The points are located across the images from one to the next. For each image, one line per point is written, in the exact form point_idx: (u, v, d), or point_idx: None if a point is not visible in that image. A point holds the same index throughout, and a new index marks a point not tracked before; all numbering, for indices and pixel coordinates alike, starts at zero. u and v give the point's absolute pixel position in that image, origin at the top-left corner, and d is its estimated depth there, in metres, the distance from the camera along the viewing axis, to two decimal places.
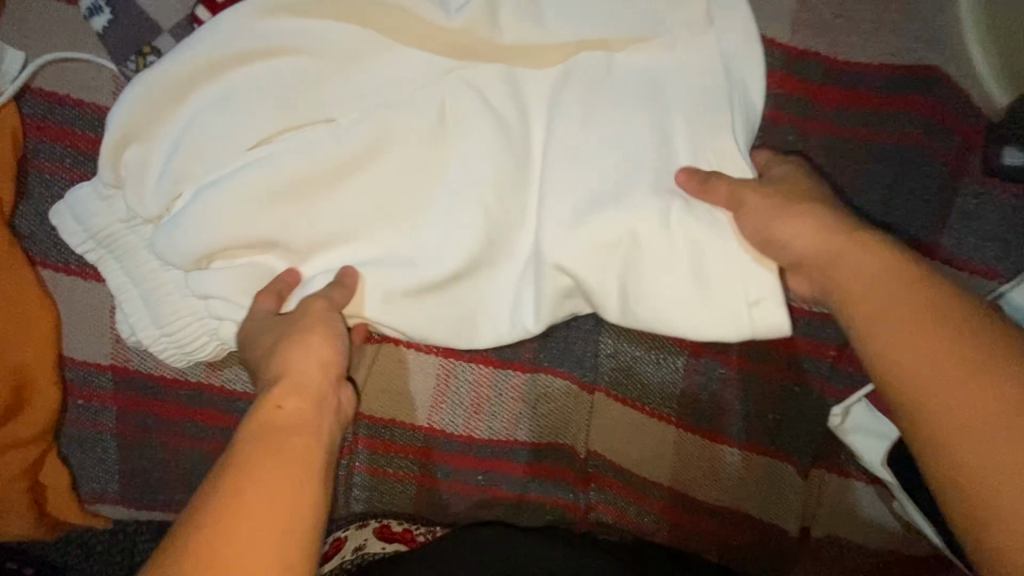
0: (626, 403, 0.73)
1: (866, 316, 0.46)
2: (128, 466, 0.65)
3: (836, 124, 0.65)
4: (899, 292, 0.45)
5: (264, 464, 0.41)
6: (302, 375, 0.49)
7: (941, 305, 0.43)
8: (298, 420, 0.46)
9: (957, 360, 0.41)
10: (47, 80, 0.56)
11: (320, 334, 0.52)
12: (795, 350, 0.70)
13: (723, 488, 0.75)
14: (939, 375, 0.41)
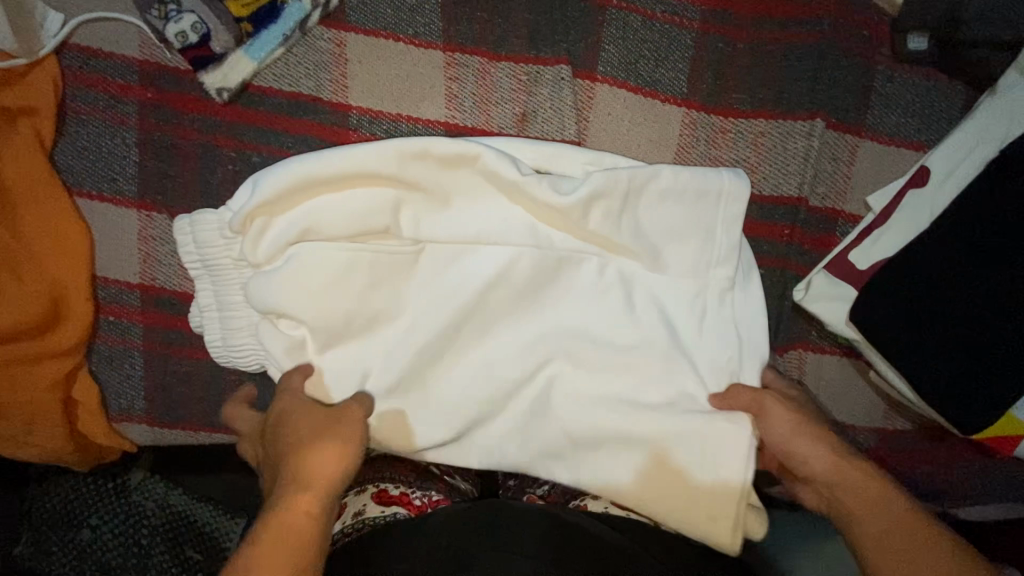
0: None
1: (860, 512, 0.56)
2: (153, 383, 0.70)
3: (759, 29, 0.74)
4: (880, 498, 0.56)
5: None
6: (324, 481, 0.54)
7: (899, 504, 0.55)
8: (303, 527, 0.51)
9: (916, 551, 0.52)
10: (83, 37, 0.67)
11: (351, 428, 0.58)
12: (757, 234, 0.75)
13: None
14: (912, 558, 0.52)
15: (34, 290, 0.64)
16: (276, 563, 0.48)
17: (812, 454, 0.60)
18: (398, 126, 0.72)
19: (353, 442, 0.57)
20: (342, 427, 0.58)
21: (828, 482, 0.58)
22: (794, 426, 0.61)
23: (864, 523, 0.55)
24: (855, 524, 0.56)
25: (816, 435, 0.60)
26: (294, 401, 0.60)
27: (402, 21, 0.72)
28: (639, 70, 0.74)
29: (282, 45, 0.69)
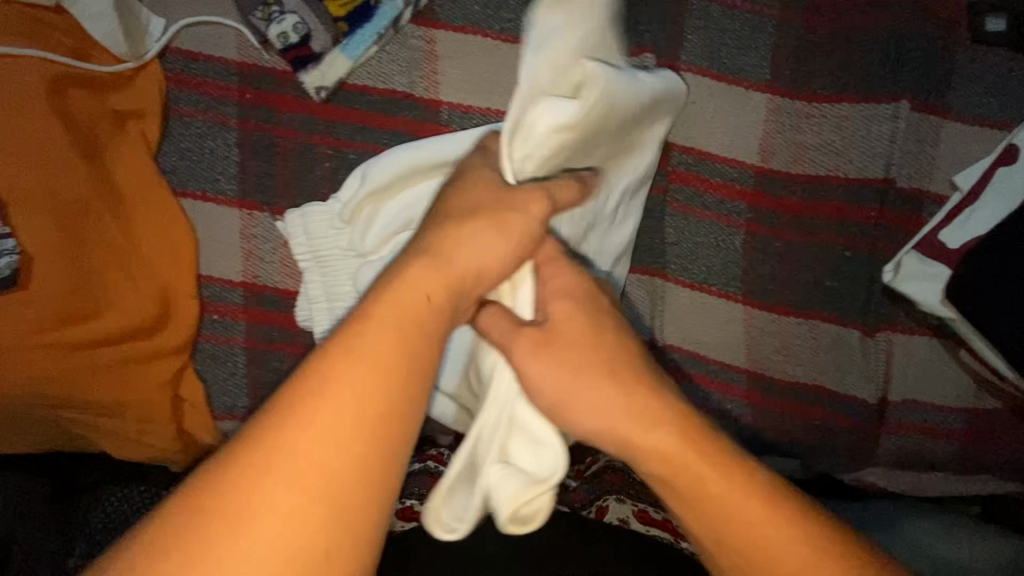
0: (694, 287, 0.77)
1: (700, 497, 0.48)
2: (254, 381, 0.70)
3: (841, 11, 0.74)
4: (733, 484, 0.47)
5: (373, 363, 0.40)
6: (458, 270, 0.46)
7: (741, 487, 0.47)
8: (402, 335, 0.41)
9: (775, 542, 0.46)
10: (183, 40, 0.68)
11: (504, 245, 0.48)
12: (843, 216, 0.76)
13: (797, 362, 0.78)
14: (760, 554, 0.46)
15: (146, 289, 0.64)
16: (384, 349, 0.40)
17: (627, 425, 0.49)
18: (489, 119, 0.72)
19: (523, 243, 0.49)
20: (509, 214, 0.48)
21: (661, 464, 0.49)
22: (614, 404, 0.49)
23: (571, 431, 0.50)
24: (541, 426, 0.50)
25: (585, 407, 0.49)
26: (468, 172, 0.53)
27: (490, 16, 0.73)
28: (722, 57, 0.74)
29: (377, 43, 0.70)
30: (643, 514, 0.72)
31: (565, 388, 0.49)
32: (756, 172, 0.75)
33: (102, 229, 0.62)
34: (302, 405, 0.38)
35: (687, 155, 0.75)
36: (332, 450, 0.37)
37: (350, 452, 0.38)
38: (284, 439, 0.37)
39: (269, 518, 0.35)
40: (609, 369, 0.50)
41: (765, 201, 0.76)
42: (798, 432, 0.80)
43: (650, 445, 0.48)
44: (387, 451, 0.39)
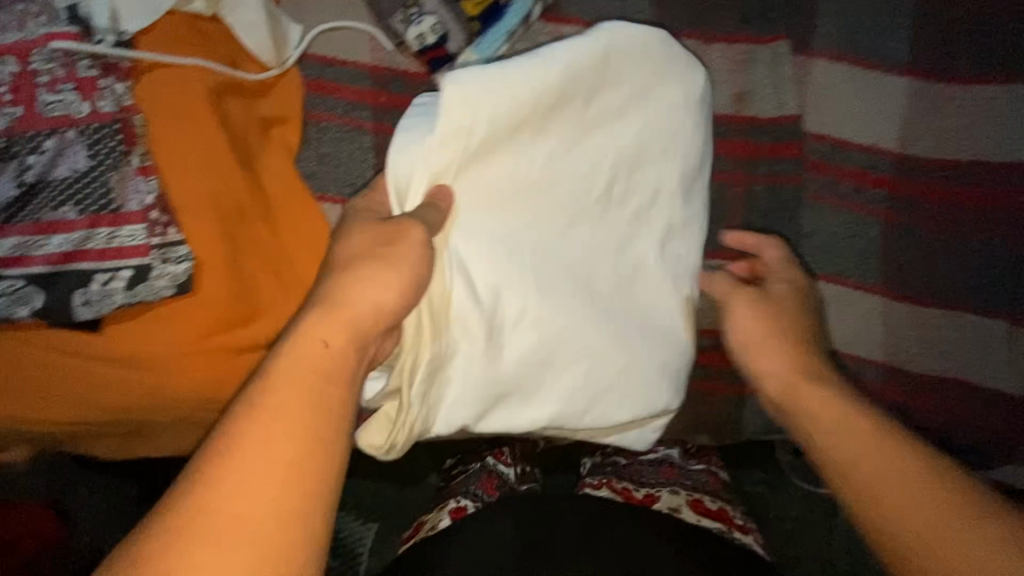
0: (829, 279, 0.75)
1: (835, 437, 0.56)
2: None
3: None
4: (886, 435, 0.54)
5: (302, 403, 0.43)
6: (360, 323, 0.48)
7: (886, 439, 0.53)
8: (298, 370, 0.44)
9: (910, 491, 0.50)
10: (320, 46, 0.69)
11: (389, 277, 0.50)
12: (990, 201, 0.72)
13: (938, 355, 0.76)
14: (892, 501, 0.50)
15: (295, 293, 0.63)
16: (303, 394, 0.43)
17: (796, 369, 0.62)
18: None
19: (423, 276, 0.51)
20: (405, 252, 0.51)
21: (821, 408, 0.58)
22: (791, 361, 0.63)
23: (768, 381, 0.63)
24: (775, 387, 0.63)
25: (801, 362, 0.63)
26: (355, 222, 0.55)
27: (617, 10, 0.72)
28: (859, 42, 0.72)
29: (508, 41, 0.69)
30: (694, 502, 0.77)
31: (761, 337, 0.65)
32: (895, 159, 0.73)
33: (255, 234, 0.62)
34: (210, 457, 0.40)
35: (820, 143, 0.73)
36: (273, 485, 0.40)
37: (292, 487, 0.40)
38: (235, 479, 0.40)
39: (214, 555, 0.37)
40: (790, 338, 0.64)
41: (904, 188, 0.73)
42: (937, 429, 0.77)
43: (825, 395, 0.59)
44: (310, 482, 0.41)
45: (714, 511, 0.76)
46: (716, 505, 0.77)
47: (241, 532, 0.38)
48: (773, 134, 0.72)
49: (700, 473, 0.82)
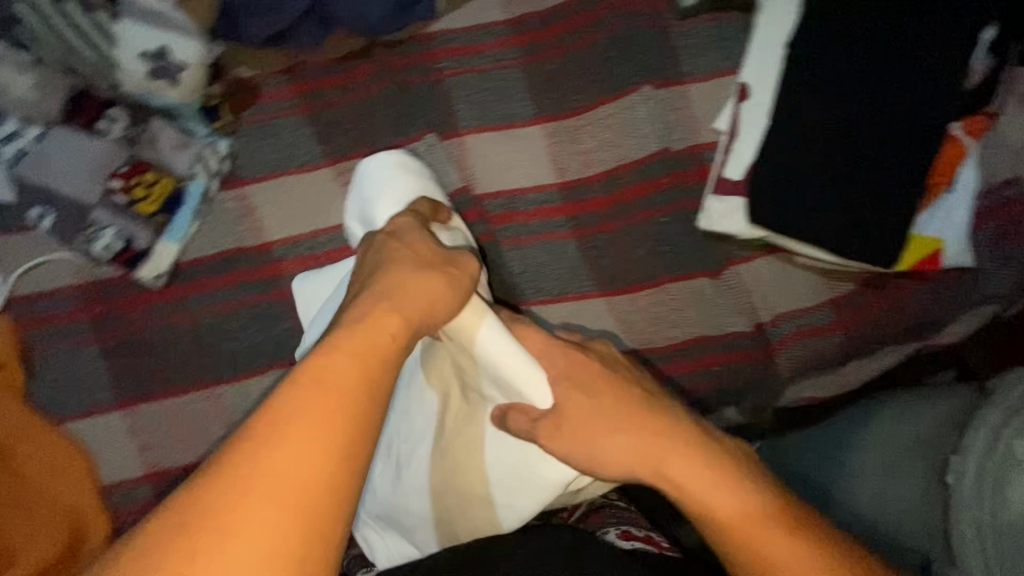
0: (555, 300, 0.85)
1: (718, 522, 0.54)
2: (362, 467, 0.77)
3: (563, 40, 0.89)
4: (742, 502, 0.55)
5: (320, 407, 0.39)
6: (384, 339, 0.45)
7: (755, 511, 0.54)
8: (349, 368, 0.41)
9: (768, 538, 0.53)
10: (23, 287, 0.74)
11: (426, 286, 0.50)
12: (645, 190, 0.86)
13: (674, 325, 0.86)
14: (745, 543, 0.53)
15: (50, 519, 0.68)
16: (326, 398, 0.40)
17: (652, 468, 0.56)
18: (314, 240, 0.81)
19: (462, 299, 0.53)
20: (450, 278, 0.52)
21: (688, 503, 0.56)
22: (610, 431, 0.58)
23: (606, 447, 0.57)
24: (600, 458, 0.58)
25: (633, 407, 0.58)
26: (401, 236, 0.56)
27: (285, 158, 0.83)
28: (491, 111, 0.87)
29: (195, 219, 0.78)
30: (624, 531, 0.68)
31: (587, 412, 0.58)
32: (560, 190, 0.86)
33: None
34: (230, 448, 0.37)
35: (498, 198, 0.85)
36: (302, 471, 0.37)
37: (326, 458, 0.38)
38: (228, 493, 0.36)
39: (212, 572, 0.35)
40: (644, 407, 0.58)
41: (578, 207, 0.86)
42: (705, 386, 0.87)
43: (684, 475, 0.56)
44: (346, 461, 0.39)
45: (644, 535, 0.67)
46: (645, 532, 0.69)
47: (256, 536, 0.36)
48: (453, 208, 0.83)
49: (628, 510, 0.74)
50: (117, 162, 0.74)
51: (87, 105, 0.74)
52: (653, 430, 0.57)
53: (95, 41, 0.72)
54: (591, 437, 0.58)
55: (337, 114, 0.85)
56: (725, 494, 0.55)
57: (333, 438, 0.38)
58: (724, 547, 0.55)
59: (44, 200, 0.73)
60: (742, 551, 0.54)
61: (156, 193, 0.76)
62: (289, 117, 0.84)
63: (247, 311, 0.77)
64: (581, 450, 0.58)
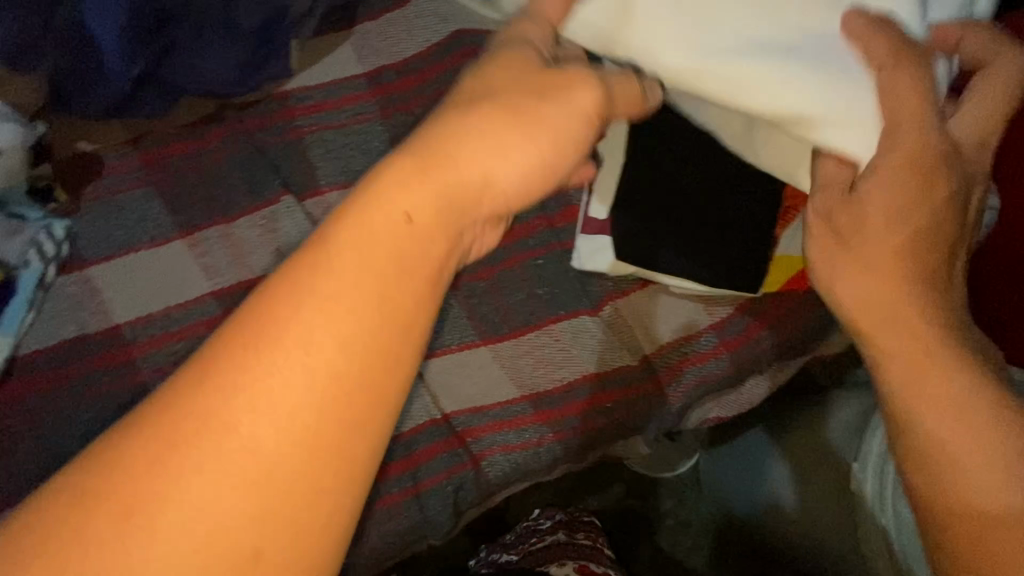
0: (436, 353, 0.83)
1: (898, 395, 0.56)
2: (410, 490, 0.79)
3: (424, 90, 0.89)
4: (958, 394, 0.53)
5: (366, 269, 0.40)
6: (457, 183, 0.45)
7: (995, 432, 0.51)
8: (401, 251, 0.42)
9: (976, 418, 0.52)
10: None
11: (552, 130, 0.48)
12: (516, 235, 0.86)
13: (559, 366, 0.85)
14: (951, 424, 0.52)
15: None
16: (367, 261, 0.41)
17: (870, 302, 0.58)
18: (168, 317, 0.77)
19: (569, 142, 0.49)
20: (540, 109, 0.48)
21: (881, 336, 0.57)
22: (892, 237, 0.57)
23: (845, 286, 0.59)
24: (840, 285, 0.60)
25: (893, 265, 0.57)
26: (495, 71, 0.51)
27: (132, 235, 0.79)
28: (353, 166, 0.85)
29: (30, 311, 0.74)
30: (581, 566, 0.95)
31: (846, 272, 0.59)
32: None
33: None
34: (245, 360, 0.38)
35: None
36: (286, 433, 0.37)
37: (345, 416, 0.38)
38: (227, 379, 0.38)
39: (202, 488, 0.36)
40: (899, 221, 0.57)
41: None
42: (594, 424, 0.85)
43: (887, 336, 0.57)
44: (345, 433, 0.38)
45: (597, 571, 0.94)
46: (600, 567, 0.96)
47: (237, 497, 0.36)
48: None
49: (583, 546, 1.02)
50: None
51: None
52: (903, 270, 0.57)
53: None
54: (867, 224, 0.58)
55: (189, 183, 0.82)
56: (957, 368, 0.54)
57: (370, 380, 0.39)
58: (922, 435, 0.53)
59: None
60: (931, 458, 0.53)
61: None
62: (136, 191, 0.81)
63: (95, 403, 0.73)
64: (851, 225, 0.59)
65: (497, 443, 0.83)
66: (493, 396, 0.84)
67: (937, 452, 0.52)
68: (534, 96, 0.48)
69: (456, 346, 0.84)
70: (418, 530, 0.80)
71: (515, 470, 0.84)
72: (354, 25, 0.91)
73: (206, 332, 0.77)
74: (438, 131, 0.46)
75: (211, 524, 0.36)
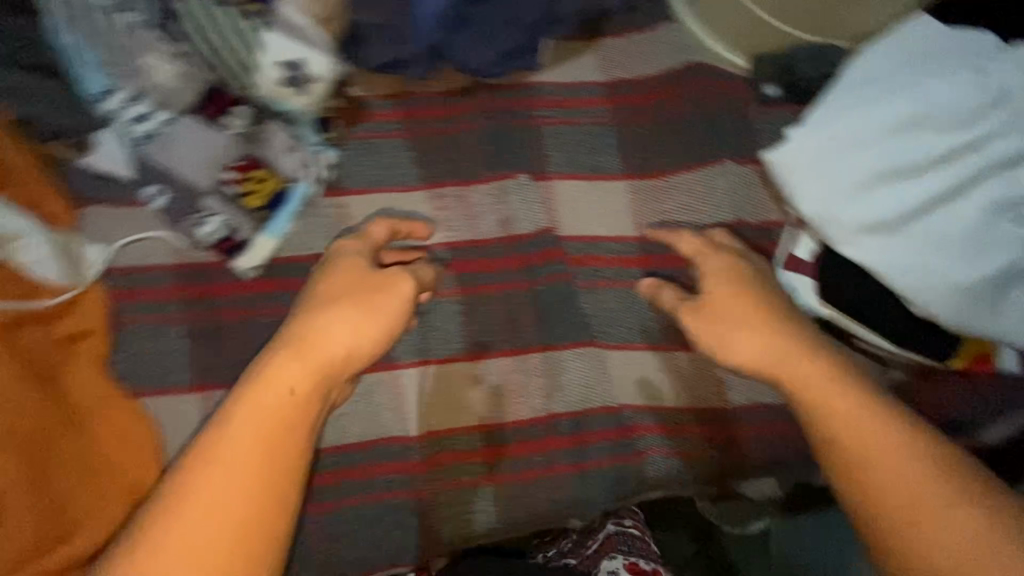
0: (621, 347, 0.88)
1: (883, 471, 0.60)
2: (567, 468, 0.83)
3: (654, 107, 0.95)
4: (912, 469, 0.59)
5: (257, 434, 0.59)
6: (328, 357, 0.64)
7: (969, 531, 0.55)
8: (295, 385, 0.62)
9: (952, 478, 0.58)
10: (120, 260, 0.76)
11: (387, 301, 0.68)
12: (716, 256, 0.90)
13: (732, 387, 0.88)
14: (913, 520, 0.57)
15: (111, 499, 0.64)
16: (257, 427, 0.59)
17: (768, 358, 0.70)
18: (401, 255, 0.85)
19: (397, 319, 0.69)
20: (382, 299, 0.69)
21: (851, 438, 0.63)
22: (774, 339, 0.71)
23: (747, 357, 0.71)
24: (743, 358, 0.72)
25: (812, 353, 0.69)
26: (345, 259, 0.72)
27: (385, 177, 0.88)
28: (582, 161, 0.92)
29: (293, 220, 0.82)
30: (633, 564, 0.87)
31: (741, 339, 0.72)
32: (638, 243, 0.90)
33: (64, 450, 0.65)
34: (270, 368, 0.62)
35: (579, 243, 0.89)
36: (240, 473, 0.57)
37: (250, 480, 0.57)
38: (199, 487, 0.56)
39: (194, 510, 0.55)
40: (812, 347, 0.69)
41: (654, 260, 0.89)
42: (754, 452, 0.87)
43: (844, 405, 0.64)
44: (286, 481, 0.59)
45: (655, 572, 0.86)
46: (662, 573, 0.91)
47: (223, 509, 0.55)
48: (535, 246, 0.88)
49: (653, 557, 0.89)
50: (234, 156, 0.78)
51: (216, 99, 0.77)
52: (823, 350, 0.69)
53: (242, 41, 0.74)
54: (723, 330, 0.73)
55: (438, 144, 0.91)
56: (906, 448, 0.61)
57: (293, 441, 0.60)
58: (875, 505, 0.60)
59: (161, 178, 0.76)
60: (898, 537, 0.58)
61: (263, 189, 0.80)
62: (392, 140, 0.90)
63: None
64: (711, 334, 0.74)
65: (660, 444, 0.86)
66: (666, 401, 0.87)
67: (909, 538, 0.57)
68: (373, 288, 0.69)
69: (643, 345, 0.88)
70: (573, 507, 0.83)
71: (671, 476, 0.86)
72: (599, 39, 0.99)
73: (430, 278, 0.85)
74: (342, 285, 0.69)
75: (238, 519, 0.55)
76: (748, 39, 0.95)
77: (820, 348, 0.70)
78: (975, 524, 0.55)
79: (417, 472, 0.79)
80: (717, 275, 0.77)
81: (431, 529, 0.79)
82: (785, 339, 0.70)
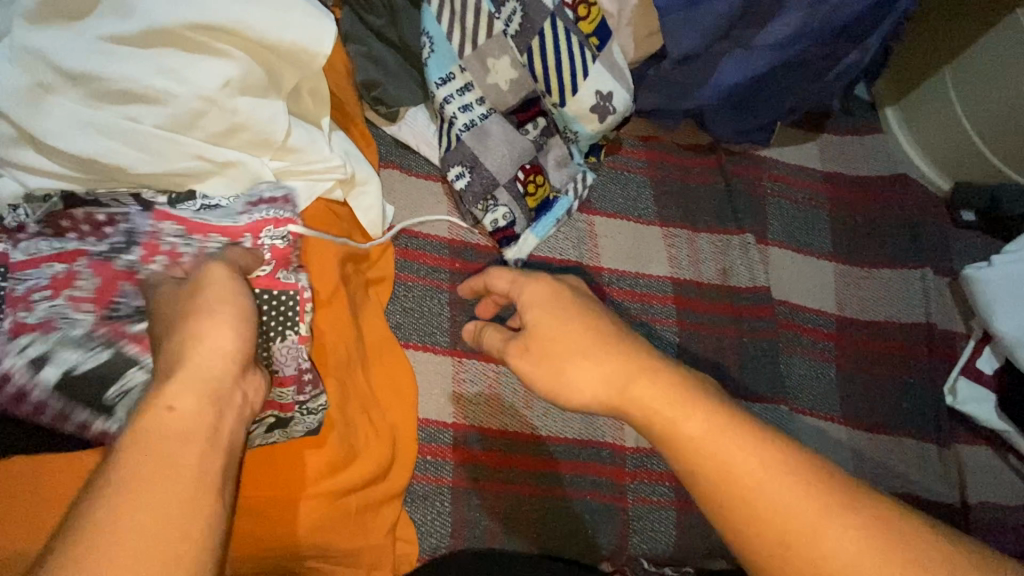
0: (806, 411, 0.93)
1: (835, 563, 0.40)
2: None
3: (864, 205, 1.05)
4: (841, 534, 0.41)
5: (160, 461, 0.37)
6: (213, 374, 0.42)
7: None
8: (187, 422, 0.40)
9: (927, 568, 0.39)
10: (406, 223, 0.84)
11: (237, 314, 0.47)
12: (902, 348, 0.99)
13: (897, 476, 0.93)
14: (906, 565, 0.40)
15: (383, 437, 0.72)
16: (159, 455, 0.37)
17: (695, 424, 0.46)
18: (634, 278, 0.93)
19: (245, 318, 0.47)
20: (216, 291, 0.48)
21: (701, 461, 0.45)
22: (702, 417, 0.47)
23: (686, 421, 0.47)
24: (679, 423, 0.47)
25: (738, 418, 0.47)
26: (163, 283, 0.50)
27: (628, 207, 0.96)
28: (796, 236, 1.01)
29: (555, 225, 0.89)
30: None
31: (616, 375, 0.51)
32: (836, 320, 0.99)
33: (357, 379, 0.72)
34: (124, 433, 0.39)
35: (784, 306, 0.97)
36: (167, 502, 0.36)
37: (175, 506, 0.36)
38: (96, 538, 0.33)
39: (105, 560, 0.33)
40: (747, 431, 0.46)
41: (846, 341, 0.98)
42: None
43: (690, 423, 0.47)
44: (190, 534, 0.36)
45: None
46: None
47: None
48: (749, 299, 0.95)
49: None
50: (527, 158, 0.86)
51: (529, 108, 0.86)
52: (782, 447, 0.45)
53: (575, 66, 0.83)
54: (560, 360, 0.54)
55: (675, 186, 0.99)
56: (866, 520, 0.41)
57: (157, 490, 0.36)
58: None
59: (467, 163, 0.84)
60: None
61: (539, 192, 0.88)
62: (637, 175, 0.98)
63: None
64: (543, 373, 0.55)
65: None
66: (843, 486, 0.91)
67: None
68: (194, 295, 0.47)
69: (826, 414, 0.94)
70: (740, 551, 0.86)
71: None
72: (822, 131, 1.08)
73: (655, 304, 0.92)
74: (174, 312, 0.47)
75: (178, 518, 0.36)
76: (959, 167, 1.06)
77: (665, 364, 0.51)
78: (855, 538, 0.40)
79: (623, 481, 0.84)
80: (541, 303, 0.58)
81: (624, 537, 0.82)
82: (665, 366, 0.50)
